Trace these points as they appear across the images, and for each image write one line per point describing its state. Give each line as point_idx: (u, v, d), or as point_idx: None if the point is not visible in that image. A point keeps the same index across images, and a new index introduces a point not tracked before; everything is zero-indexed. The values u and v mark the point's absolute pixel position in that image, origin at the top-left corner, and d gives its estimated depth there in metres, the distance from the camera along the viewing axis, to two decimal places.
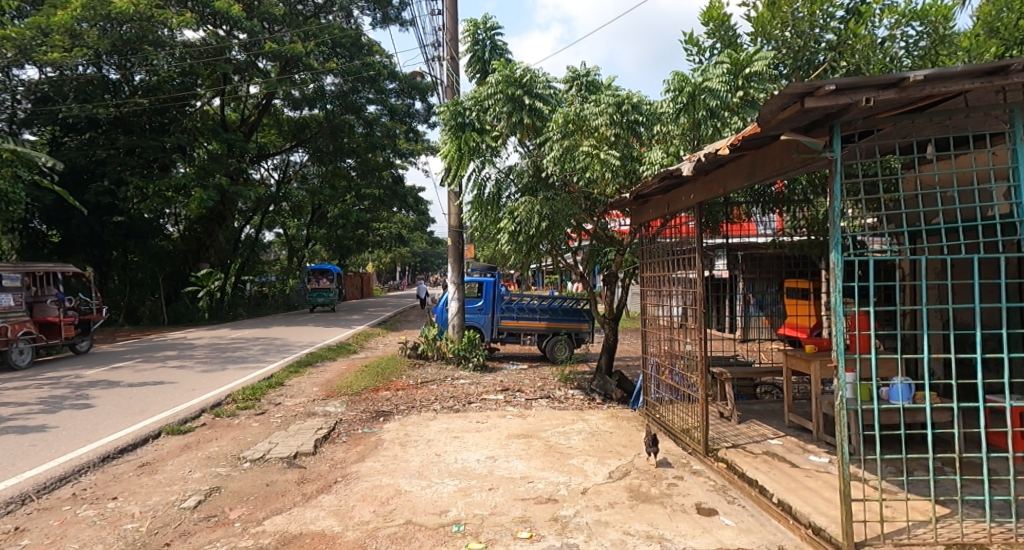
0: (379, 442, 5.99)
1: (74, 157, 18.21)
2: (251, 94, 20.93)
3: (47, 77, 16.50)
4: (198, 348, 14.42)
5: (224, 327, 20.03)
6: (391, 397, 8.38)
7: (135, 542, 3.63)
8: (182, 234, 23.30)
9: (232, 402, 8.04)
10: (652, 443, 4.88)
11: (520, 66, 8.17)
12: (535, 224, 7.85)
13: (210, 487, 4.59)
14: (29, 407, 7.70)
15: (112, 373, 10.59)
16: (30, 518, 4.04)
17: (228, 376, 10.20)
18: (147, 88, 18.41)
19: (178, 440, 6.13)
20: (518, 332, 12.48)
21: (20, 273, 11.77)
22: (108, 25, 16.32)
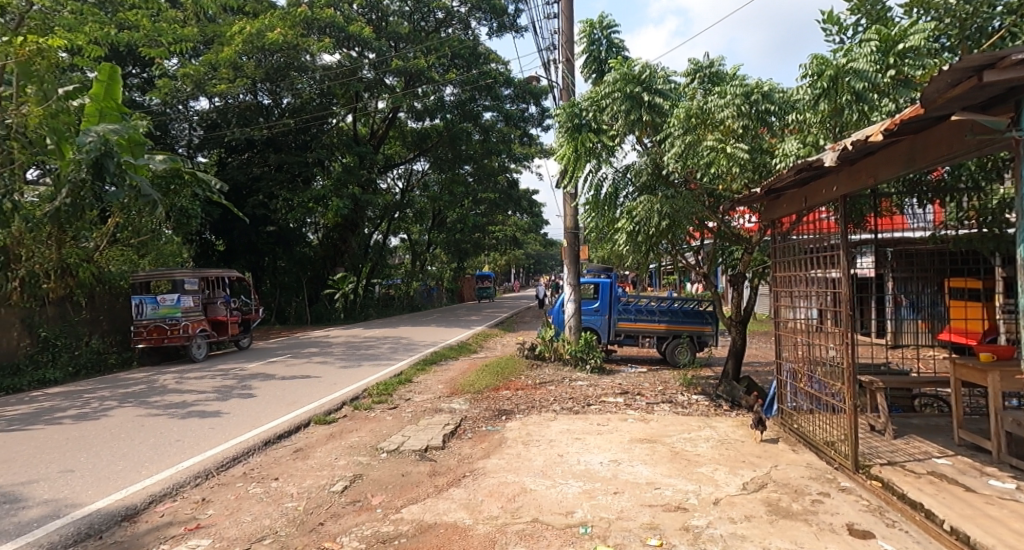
0: (503, 440, 6.14)
1: (236, 175, 20.67)
2: (378, 109, 22.40)
3: (215, 107, 18.99)
4: (335, 346, 15.67)
5: (357, 327, 21.71)
6: (511, 396, 8.54)
7: (295, 519, 4.00)
8: (321, 242, 25.42)
9: (369, 396, 8.63)
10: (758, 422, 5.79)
11: (638, 62, 8.00)
12: (655, 223, 7.66)
13: (354, 474, 4.96)
14: (206, 395, 8.83)
15: (267, 367, 11.83)
16: (213, 491, 4.61)
17: (363, 372, 10.96)
18: (293, 109, 20.30)
19: (325, 430, 6.69)
20: (636, 333, 12.18)
21: (197, 278, 13.53)
22: (262, 56, 18.12)
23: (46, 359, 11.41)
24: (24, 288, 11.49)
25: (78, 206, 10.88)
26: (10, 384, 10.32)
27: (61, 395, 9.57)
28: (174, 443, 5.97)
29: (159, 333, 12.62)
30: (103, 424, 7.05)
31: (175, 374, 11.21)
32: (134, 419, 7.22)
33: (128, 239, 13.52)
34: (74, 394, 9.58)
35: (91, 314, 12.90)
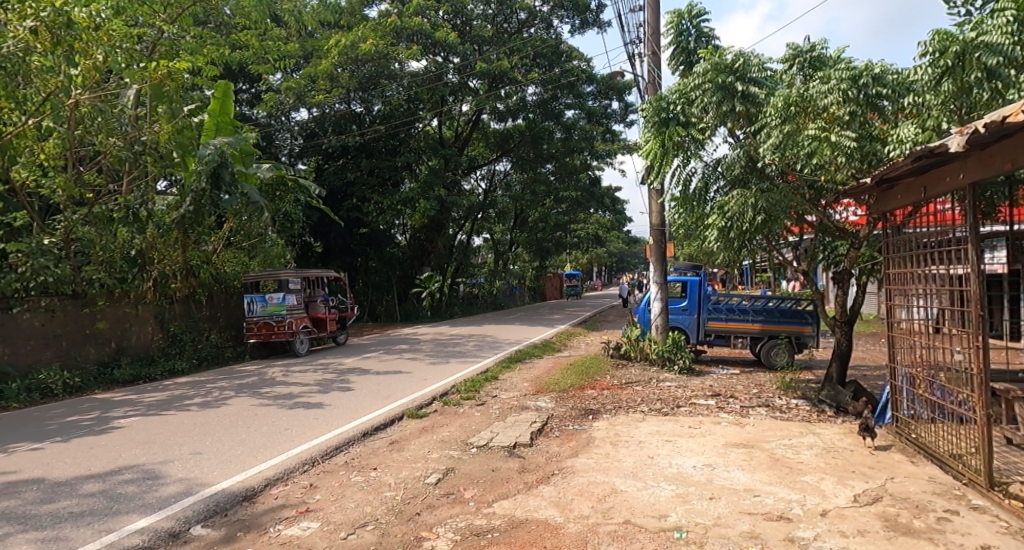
0: (591, 439, 6.09)
1: (333, 181, 21.82)
2: (463, 112, 22.89)
3: (313, 117, 20.17)
4: (424, 343, 16.18)
5: (443, 324, 22.26)
6: (597, 395, 8.43)
7: (393, 508, 4.16)
8: (408, 242, 25.91)
9: (457, 392, 8.83)
10: (866, 430, 5.57)
11: (731, 51, 7.66)
12: (750, 218, 7.30)
13: (446, 468, 5.09)
14: (308, 387, 9.40)
15: (362, 362, 12.41)
16: (319, 478, 4.89)
17: (451, 369, 11.23)
18: (383, 116, 21.18)
19: (417, 424, 6.92)
20: (727, 333, 11.69)
21: (299, 278, 14.41)
22: (356, 67, 19.01)
23: (173, 352, 12.60)
24: (156, 287, 12.78)
25: (199, 213, 12.00)
26: (145, 373, 11.48)
27: (186, 384, 10.51)
28: (283, 431, 6.40)
29: (267, 329, 13.58)
30: (221, 412, 7.67)
31: (280, 367, 12.01)
32: (248, 408, 7.80)
33: (240, 243, 14.65)
34: (196, 383, 10.50)
35: (210, 311, 14.10)
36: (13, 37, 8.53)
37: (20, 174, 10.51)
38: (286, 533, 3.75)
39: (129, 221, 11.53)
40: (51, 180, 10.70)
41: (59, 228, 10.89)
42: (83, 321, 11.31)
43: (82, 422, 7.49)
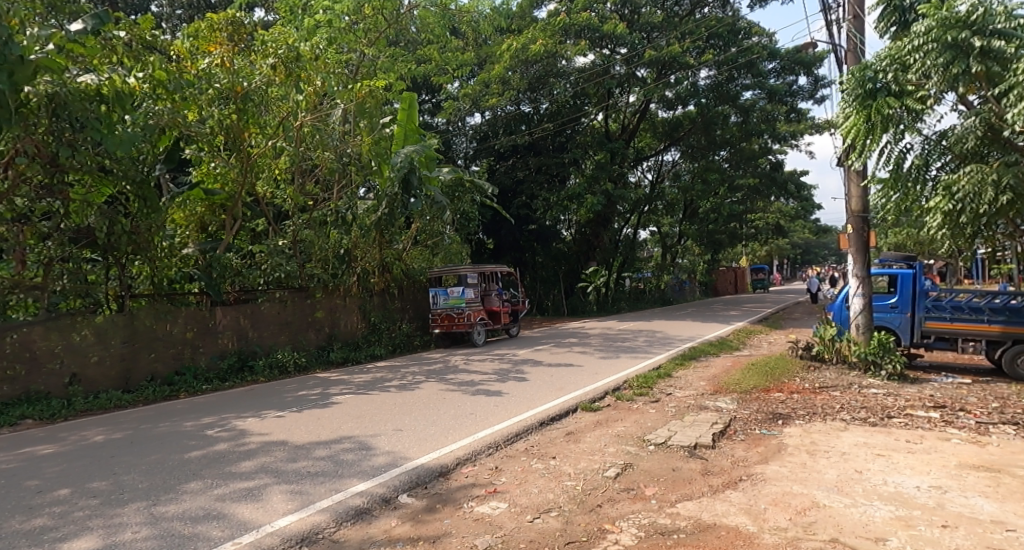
0: (782, 446, 5.60)
1: (504, 180, 22.58)
2: (630, 103, 22.47)
3: (485, 120, 21.43)
4: (593, 337, 16.21)
5: (612, 319, 22.10)
6: (786, 399, 7.73)
7: (575, 498, 4.21)
8: (574, 238, 26.07)
9: (630, 387, 8.70)
10: None
11: (964, 2, 6.57)
12: (990, 198, 6.20)
13: (625, 463, 5.04)
14: (488, 376, 9.93)
15: (535, 354, 12.80)
16: (503, 462, 5.13)
17: (623, 364, 11.09)
18: (551, 114, 21.55)
19: (592, 416, 6.95)
20: (952, 336, 9.93)
21: (476, 273, 15.22)
22: (525, 69, 19.80)
23: (374, 338, 14.17)
24: (360, 280, 14.48)
25: (393, 215, 13.35)
26: (353, 357, 13.06)
27: (384, 368, 11.74)
28: (468, 416, 6.84)
29: (449, 320, 14.65)
30: (415, 394, 8.43)
31: (462, 356, 12.85)
32: (437, 393, 8.47)
33: (425, 241, 15.86)
34: (393, 368, 11.68)
35: (401, 303, 15.59)
36: (260, 75, 10.70)
37: (262, 188, 12.27)
38: (478, 510, 3.99)
39: (339, 224, 13.33)
40: (284, 192, 12.65)
41: (289, 231, 13.05)
42: (307, 311, 13.07)
43: (309, 397, 8.75)
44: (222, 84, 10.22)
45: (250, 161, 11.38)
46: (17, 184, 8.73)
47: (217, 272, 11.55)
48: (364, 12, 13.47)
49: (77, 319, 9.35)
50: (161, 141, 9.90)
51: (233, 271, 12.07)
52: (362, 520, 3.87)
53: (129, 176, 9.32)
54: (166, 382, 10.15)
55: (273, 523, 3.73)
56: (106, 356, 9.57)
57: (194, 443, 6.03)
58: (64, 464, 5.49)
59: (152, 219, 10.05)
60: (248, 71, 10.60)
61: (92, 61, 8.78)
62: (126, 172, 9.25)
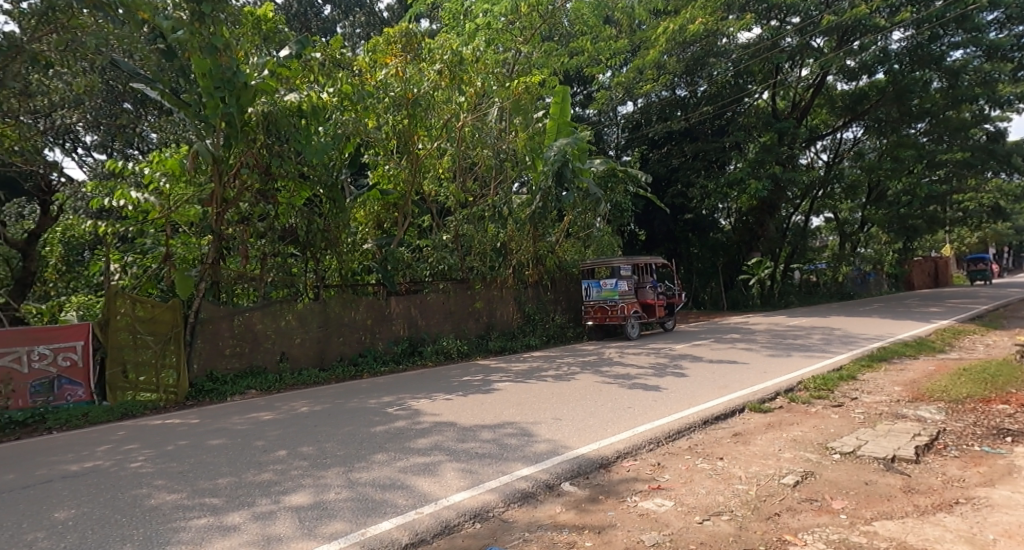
0: (1010, 467, 4.77)
1: (658, 168, 22.04)
2: (803, 77, 20.55)
3: (638, 108, 20.65)
4: (759, 333, 15.11)
5: (781, 315, 20.45)
6: (1011, 412, 6.56)
7: (749, 503, 3.99)
8: (733, 226, 24.19)
9: (805, 389, 7.99)
10: None
11: None
12: None
13: (805, 471, 4.65)
14: (644, 369, 9.74)
15: (695, 349, 12.28)
16: (666, 459, 5.01)
17: (796, 363, 10.20)
18: (710, 97, 20.39)
19: (762, 418, 6.51)
20: None
21: (630, 265, 14.91)
22: (683, 51, 18.75)
23: (529, 329, 14.62)
24: (515, 273, 14.90)
25: (546, 209, 13.47)
26: (510, 346, 13.59)
27: (540, 358, 12.06)
28: (627, 409, 6.78)
29: (602, 312, 14.60)
30: (573, 385, 8.55)
31: (617, 349, 12.74)
32: (594, 384, 8.51)
33: (577, 233, 15.95)
34: (549, 358, 11.97)
35: (555, 295, 15.81)
36: (427, 80, 11.48)
37: (428, 187, 13.18)
38: (643, 505, 3.94)
39: (495, 218, 13.87)
40: (447, 190, 13.38)
41: (451, 227, 13.68)
42: (467, 301, 13.82)
43: (473, 382, 9.29)
44: (396, 92, 11.20)
45: (418, 163, 12.31)
46: (241, 191, 10.18)
47: (391, 265, 12.58)
48: (520, 10, 13.77)
49: (285, 306, 10.80)
50: (346, 147, 11.05)
51: (404, 264, 13.10)
52: (528, 503, 4.02)
53: (322, 180, 10.65)
54: (352, 362, 11.45)
55: (449, 497, 4.03)
56: (306, 339, 11.02)
57: (378, 419, 6.70)
58: (279, 429, 6.44)
59: (339, 218, 11.27)
60: (416, 77, 11.32)
61: (295, 82, 10.17)
62: (319, 177, 10.58)
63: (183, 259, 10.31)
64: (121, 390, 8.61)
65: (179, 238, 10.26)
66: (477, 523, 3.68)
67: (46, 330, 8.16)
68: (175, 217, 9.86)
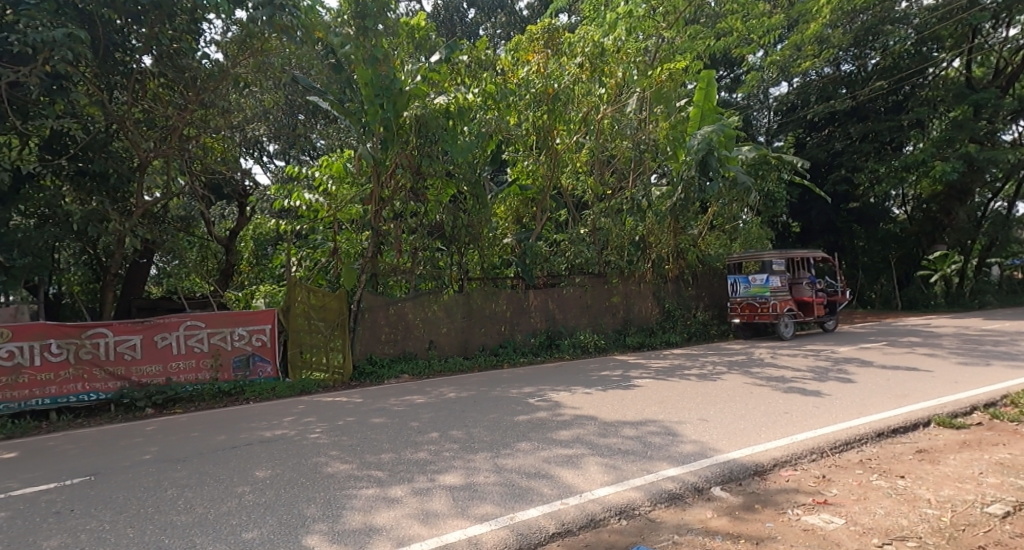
0: None
1: (817, 153, 19.88)
2: (1006, 38, 17.59)
3: (794, 88, 19.15)
4: (946, 337, 13.18)
5: (973, 317, 17.67)
6: None
7: (942, 531, 3.50)
8: (910, 216, 22.03)
9: (1012, 405, 6.82)
10: None
11: None
12: None
13: (1017, 501, 3.97)
14: (803, 373, 8.96)
15: (863, 352, 11.04)
16: (833, 471, 4.57)
17: (995, 373, 8.76)
18: (883, 70, 18.14)
19: (953, 435, 5.68)
20: None
21: (784, 260, 13.68)
22: (852, 20, 17.26)
23: (669, 325, 14.12)
24: (654, 268, 14.44)
25: (688, 200, 12.88)
26: (649, 342, 13.23)
27: (683, 355, 11.61)
28: (784, 414, 6.28)
29: (750, 310, 13.68)
30: (720, 385, 8.10)
31: (769, 349, 11.85)
32: (744, 385, 8.00)
33: (722, 226, 14.76)
34: (692, 356, 11.46)
35: (696, 290, 15.11)
36: (567, 74, 11.43)
37: (566, 180, 13.10)
38: (807, 520, 3.63)
39: (634, 211, 13.44)
40: (585, 183, 13.35)
41: (588, 221, 13.56)
42: (604, 295, 13.69)
43: (613, 377, 9.17)
44: (537, 88, 11.34)
45: (556, 158, 12.36)
46: (396, 189, 10.89)
47: (530, 259, 12.95)
48: None
49: (433, 297, 11.44)
50: (488, 145, 11.35)
51: (542, 258, 13.23)
52: (676, 504, 3.88)
53: (466, 177, 11.15)
54: (493, 352, 11.86)
55: (593, 491, 4.02)
56: (451, 328, 11.63)
57: (520, 409, 6.88)
58: (430, 412, 6.85)
59: (481, 214, 11.76)
60: (557, 72, 11.36)
61: (444, 85, 10.76)
62: (461, 173, 11.06)
63: (347, 253, 11.27)
64: (300, 369, 9.76)
65: (344, 235, 11.31)
66: (623, 520, 3.63)
67: (242, 315, 9.30)
68: (340, 215, 11.00)
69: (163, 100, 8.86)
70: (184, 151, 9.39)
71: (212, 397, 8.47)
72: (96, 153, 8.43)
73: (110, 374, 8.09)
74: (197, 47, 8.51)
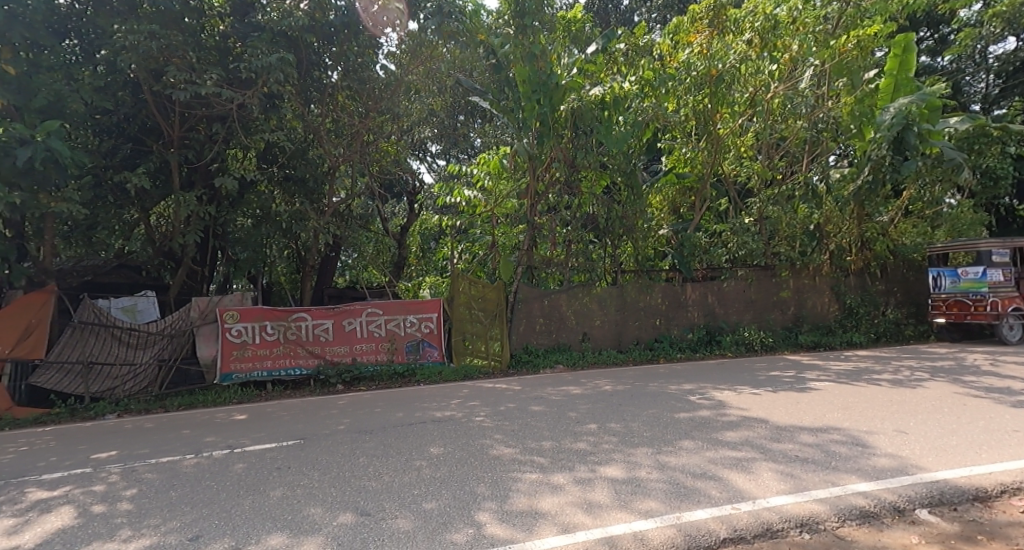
0: None
1: None
2: None
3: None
4: None
5: None
6: None
7: None
8: None
9: None
10: None
11: None
12: None
13: None
14: None
15: None
16: None
17: None
18: None
19: None
20: None
21: (1008, 249, 11.56)
22: None
23: (850, 324, 12.67)
24: (832, 259, 13.02)
25: (878, 182, 11.59)
26: (826, 342, 12.01)
27: (870, 358, 10.37)
28: (1012, 433, 5.33)
29: (960, 308, 11.82)
30: (920, 393, 7.08)
31: (985, 355, 10.13)
32: (951, 396, 6.91)
33: (920, 210, 13.19)
34: (881, 359, 10.19)
35: (886, 285, 13.40)
36: (733, 52, 10.52)
37: (728, 166, 12.32)
38: None
39: (808, 197, 12.46)
40: (750, 168, 12.24)
41: (754, 209, 12.69)
42: (772, 290, 12.68)
43: (785, 377, 8.46)
44: (700, 70, 10.60)
45: (720, 143, 11.64)
46: (549, 183, 11.25)
47: (688, 251, 12.30)
48: None
49: (587, 290, 11.49)
50: (645, 134, 11.17)
51: (701, 250, 12.61)
52: (870, 524, 3.49)
53: (620, 168, 11.01)
54: (648, 347, 11.62)
55: (769, 499, 3.77)
56: (605, 321, 11.58)
57: (681, 406, 6.65)
58: (588, 403, 6.89)
59: (636, 205, 11.53)
60: (723, 51, 10.50)
61: (600, 76, 10.63)
62: (618, 164, 10.95)
63: (504, 246, 11.51)
64: (463, 355, 10.35)
65: (501, 229, 11.56)
66: (806, 533, 3.36)
67: (413, 303, 10.08)
68: (497, 210, 11.31)
69: (348, 109, 9.88)
70: (366, 156, 10.37)
71: (389, 377, 9.32)
72: (298, 160, 9.49)
73: (309, 352, 9.25)
74: (375, 60, 9.44)
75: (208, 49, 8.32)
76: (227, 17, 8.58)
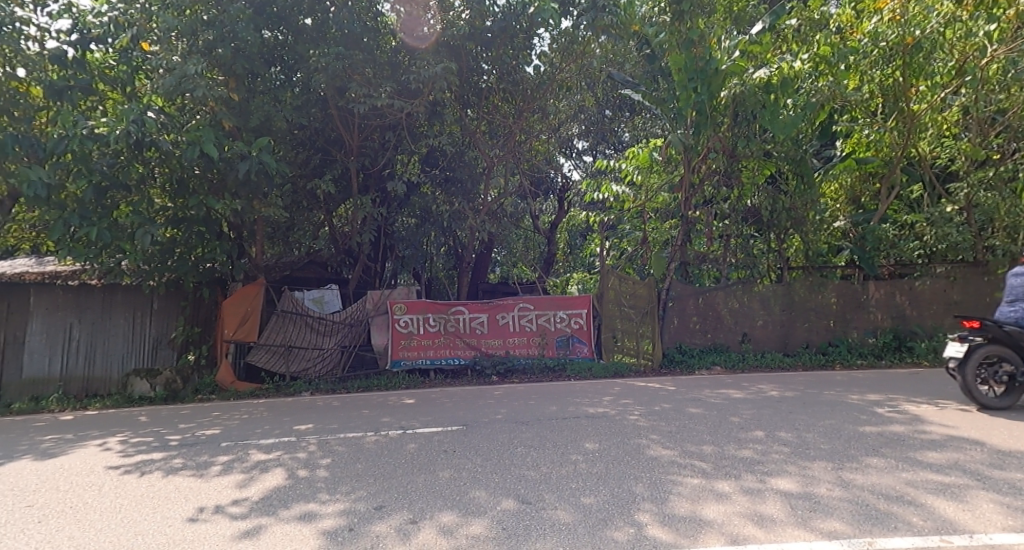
0: None
1: None
2: None
3: None
4: None
5: None
6: None
7: None
8: None
9: None
10: None
11: None
12: None
13: None
14: None
15: None
16: None
17: None
18: None
19: None
20: None
21: None
22: None
23: None
24: None
25: None
26: None
27: None
28: None
29: None
30: None
31: None
32: None
33: None
34: None
35: None
36: (937, 15, 8.81)
37: (926, 144, 10.63)
38: None
39: None
40: (956, 147, 10.49)
41: (959, 196, 10.59)
42: (980, 290, 10.93)
43: None
44: (891, 39, 9.21)
45: (914, 121, 10.15)
46: (707, 173, 10.47)
47: (871, 245, 10.93)
48: None
49: (747, 288, 10.81)
50: (819, 117, 9.96)
51: (889, 244, 11.07)
52: None
53: (788, 155, 10.07)
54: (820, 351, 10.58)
55: (990, 534, 3.20)
56: (770, 321, 10.78)
57: (866, 418, 5.92)
58: (753, 409, 6.41)
59: (807, 195, 10.47)
60: (921, 15, 8.93)
61: (766, 56, 9.77)
62: (788, 153, 10.06)
63: (656, 242, 11.31)
64: (613, 352, 10.18)
65: (652, 224, 11.39)
66: None
67: (563, 299, 10.15)
68: (648, 205, 11.16)
69: (502, 111, 10.17)
70: (518, 153, 10.65)
71: (541, 371, 9.50)
72: (456, 163, 10.11)
73: (468, 344, 9.74)
74: (529, 61, 9.64)
75: (382, 65, 8.88)
76: (398, 34, 9.11)
